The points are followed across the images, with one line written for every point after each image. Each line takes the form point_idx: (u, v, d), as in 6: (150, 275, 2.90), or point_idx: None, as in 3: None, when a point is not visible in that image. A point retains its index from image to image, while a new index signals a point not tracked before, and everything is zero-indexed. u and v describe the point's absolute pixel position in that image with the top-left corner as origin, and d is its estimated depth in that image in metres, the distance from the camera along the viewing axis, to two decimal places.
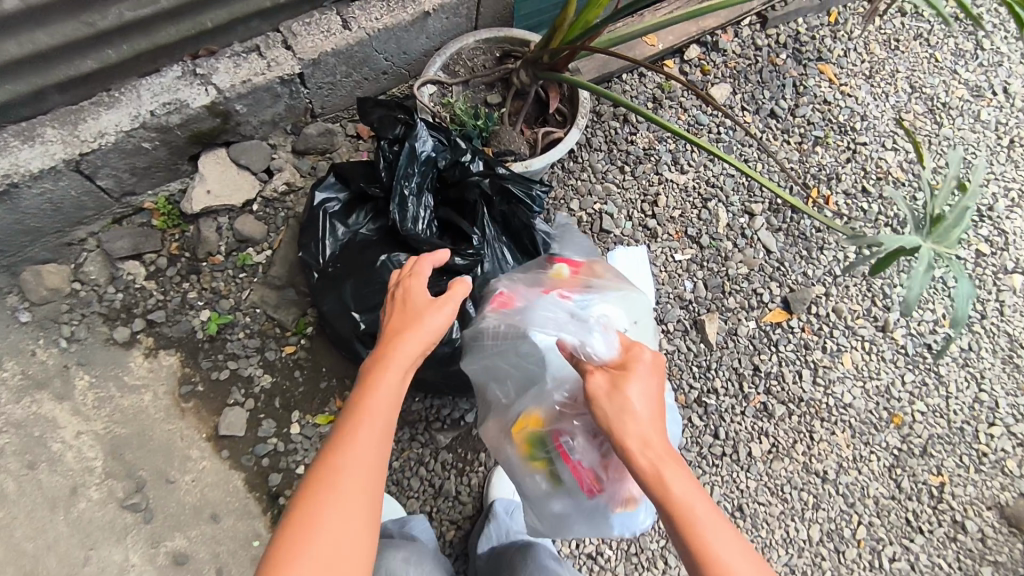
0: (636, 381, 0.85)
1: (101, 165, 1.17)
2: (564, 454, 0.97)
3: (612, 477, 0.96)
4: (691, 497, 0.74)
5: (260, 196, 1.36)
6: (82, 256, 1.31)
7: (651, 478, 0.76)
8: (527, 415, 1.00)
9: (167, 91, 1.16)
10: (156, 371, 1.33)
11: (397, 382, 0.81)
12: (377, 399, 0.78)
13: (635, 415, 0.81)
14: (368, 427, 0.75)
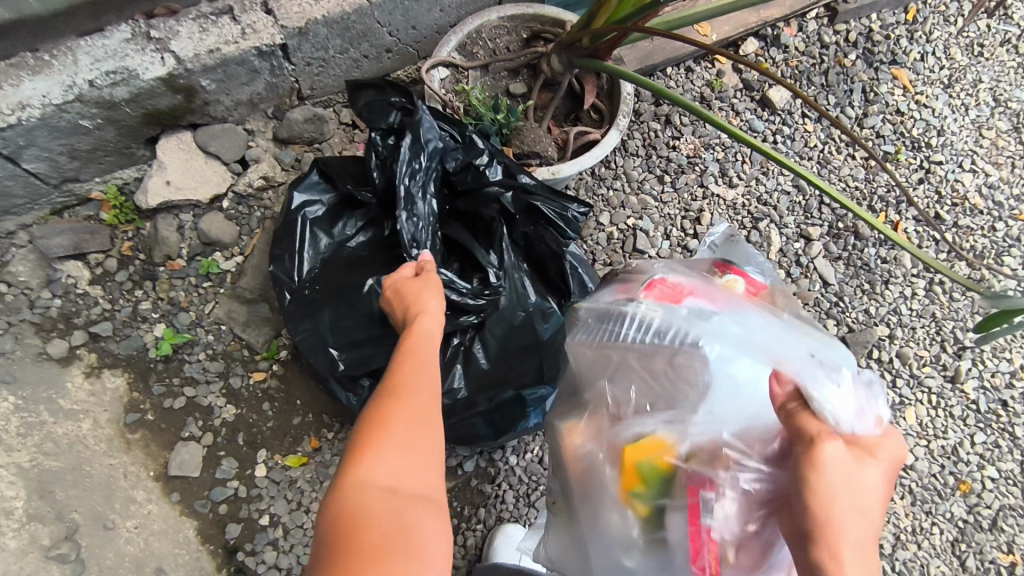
0: (868, 474, 0.61)
1: (27, 144, 0.95)
2: (695, 512, 0.70)
3: (742, 565, 0.70)
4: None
5: (232, 190, 1.14)
6: (13, 253, 1.10)
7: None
8: (662, 438, 0.75)
9: (111, 56, 0.92)
10: (98, 395, 1.11)
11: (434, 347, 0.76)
12: (423, 356, 0.74)
13: (855, 525, 0.59)
14: (418, 381, 0.70)
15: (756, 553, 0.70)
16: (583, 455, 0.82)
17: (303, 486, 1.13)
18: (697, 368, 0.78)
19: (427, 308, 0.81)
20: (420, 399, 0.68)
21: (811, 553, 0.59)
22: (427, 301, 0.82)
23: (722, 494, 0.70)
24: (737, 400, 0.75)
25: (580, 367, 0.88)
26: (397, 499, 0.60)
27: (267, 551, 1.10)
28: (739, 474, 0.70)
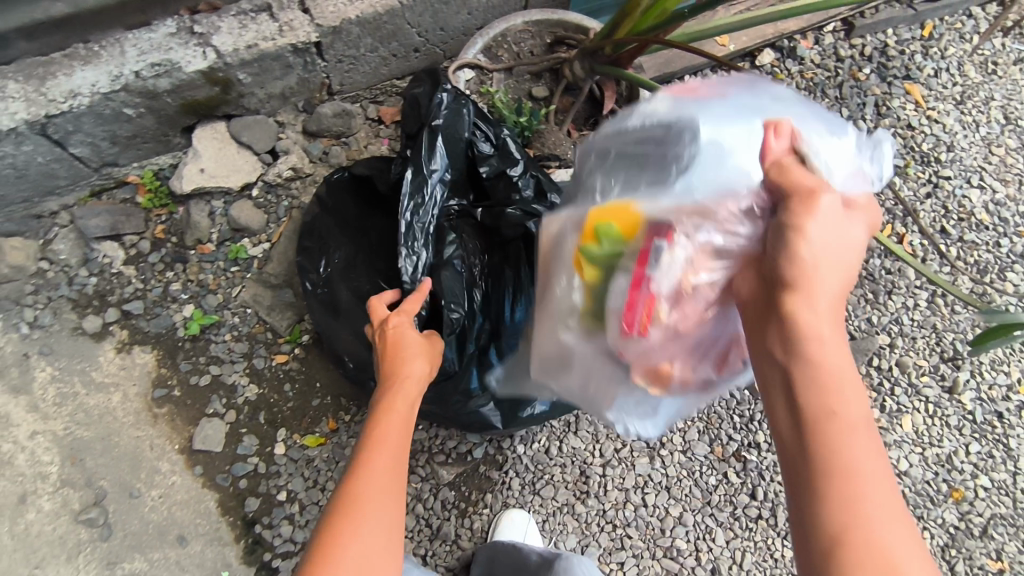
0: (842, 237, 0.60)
1: (73, 130, 1.00)
2: (644, 258, 0.69)
3: (672, 321, 0.70)
4: (868, 458, 0.54)
5: (262, 179, 1.19)
6: (54, 232, 1.16)
7: (826, 407, 0.55)
8: (628, 205, 0.75)
9: (155, 49, 0.97)
10: (127, 369, 1.16)
11: (400, 439, 0.79)
12: (387, 455, 0.75)
13: (826, 290, 0.58)
14: (379, 491, 0.71)
15: (694, 318, 0.71)
16: (554, 236, 0.84)
17: (319, 464, 1.18)
18: (684, 145, 0.76)
19: (399, 387, 0.83)
20: (379, 510, 0.70)
21: (778, 319, 0.59)
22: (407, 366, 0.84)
23: (675, 243, 0.68)
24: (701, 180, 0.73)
25: (581, 169, 0.90)
26: None
27: (284, 525, 1.16)
28: (697, 226, 0.69)
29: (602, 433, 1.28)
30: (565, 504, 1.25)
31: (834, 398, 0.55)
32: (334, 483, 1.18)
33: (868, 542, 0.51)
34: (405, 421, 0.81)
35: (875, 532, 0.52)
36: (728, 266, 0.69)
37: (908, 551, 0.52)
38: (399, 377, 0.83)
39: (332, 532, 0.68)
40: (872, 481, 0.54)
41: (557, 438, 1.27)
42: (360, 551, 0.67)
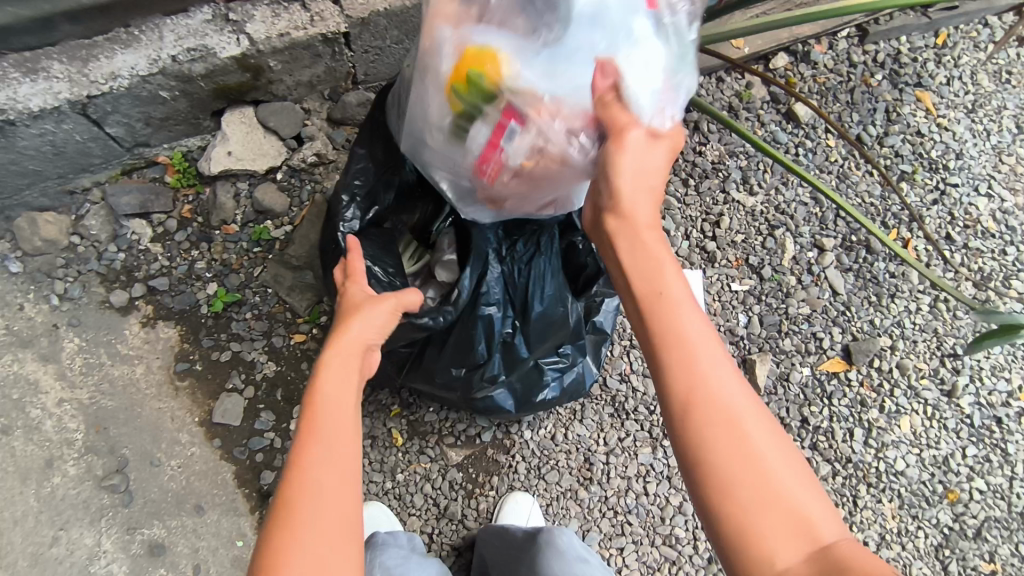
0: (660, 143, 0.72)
1: (111, 110, 1.05)
2: (499, 132, 0.77)
3: (507, 186, 0.83)
4: (701, 328, 0.62)
5: (287, 164, 1.23)
6: (86, 207, 1.20)
7: (660, 291, 0.64)
8: (497, 49, 0.75)
9: (192, 35, 1.02)
10: (151, 343, 1.20)
11: (347, 417, 0.66)
12: (327, 435, 0.64)
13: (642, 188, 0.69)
14: (324, 484, 0.61)
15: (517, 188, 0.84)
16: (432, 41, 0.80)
17: None
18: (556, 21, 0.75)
19: (347, 341, 0.73)
20: (327, 508, 0.60)
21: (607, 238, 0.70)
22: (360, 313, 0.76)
23: (525, 129, 0.76)
24: (579, 52, 0.74)
25: None
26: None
27: None
28: (541, 126, 0.76)
29: (607, 422, 1.31)
30: (569, 489, 1.28)
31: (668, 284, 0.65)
32: None
33: (713, 398, 0.59)
34: (349, 389, 0.69)
35: (714, 388, 0.59)
36: (561, 165, 0.79)
37: (750, 403, 0.59)
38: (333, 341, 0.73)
39: (274, 523, 0.59)
40: (704, 348, 0.62)
41: (563, 425, 1.30)
42: (308, 543, 0.57)
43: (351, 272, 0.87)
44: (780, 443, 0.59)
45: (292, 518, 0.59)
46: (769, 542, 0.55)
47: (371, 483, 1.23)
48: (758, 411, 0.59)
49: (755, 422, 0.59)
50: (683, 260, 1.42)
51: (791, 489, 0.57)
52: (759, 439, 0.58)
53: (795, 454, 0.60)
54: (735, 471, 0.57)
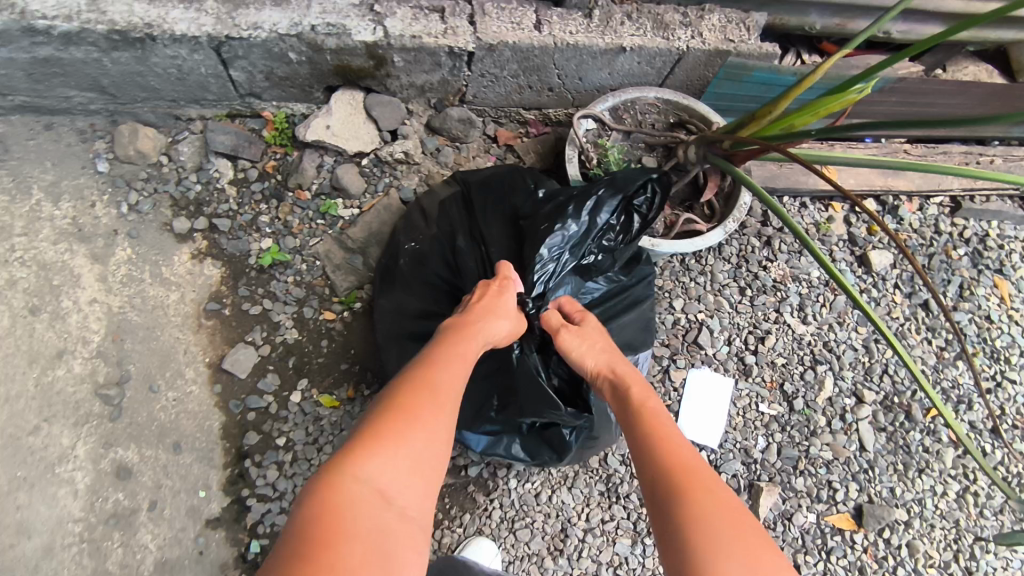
0: (591, 345, 0.94)
1: (241, 55, 1.11)
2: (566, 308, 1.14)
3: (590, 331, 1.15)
4: (673, 439, 0.79)
5: (375, 153, 1.29)
6: (184, 135, 1.27)
7: (642, 407, 0.86)
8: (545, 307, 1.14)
9: (337, 13, 1.09)
10: (193, 277, 1.24)
11: (469, 353, 0.86)
12: (463, 359, 0.84)
13: (589, 362, 0.93)
14: (450, 384, 0.79)
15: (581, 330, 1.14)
16: None
17: (325, 425, 1.22)
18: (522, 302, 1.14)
19: (497, 295, 0.94)
20: (449, 402, 0.77)
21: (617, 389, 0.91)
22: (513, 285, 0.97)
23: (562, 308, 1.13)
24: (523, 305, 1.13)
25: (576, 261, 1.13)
26: (433, 440, 0.73)
27: (271, 469, 1.19)
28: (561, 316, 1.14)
29: (595, 498, 1.26)
30: (535, 554, 1.23)
31: (690, 467, 0.74)
32: (332, 448, 1.21)
33: (699, 490, 0.71)
34: (476, 356, 0.87)
35: (703, 476, 0.73)
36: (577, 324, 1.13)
37: (711, 482, 0.73)
38: (488, 304, 0.93)
39: (416, 386, 0.77)
40: (685, 450, 0.78)
41: (550, 487, 1.26)
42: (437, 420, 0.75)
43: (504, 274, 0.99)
44: (742, 525, 0.68)
45: (430, 389, 0.77)
46: None
47: None
48: (716, 491, 0.71)
49: (727, 506, 0.70)
50: (717, 364, 1.38)
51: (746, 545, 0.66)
52: (716, 516, 0.68)
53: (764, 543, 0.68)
54: (703, 525, 0.68)
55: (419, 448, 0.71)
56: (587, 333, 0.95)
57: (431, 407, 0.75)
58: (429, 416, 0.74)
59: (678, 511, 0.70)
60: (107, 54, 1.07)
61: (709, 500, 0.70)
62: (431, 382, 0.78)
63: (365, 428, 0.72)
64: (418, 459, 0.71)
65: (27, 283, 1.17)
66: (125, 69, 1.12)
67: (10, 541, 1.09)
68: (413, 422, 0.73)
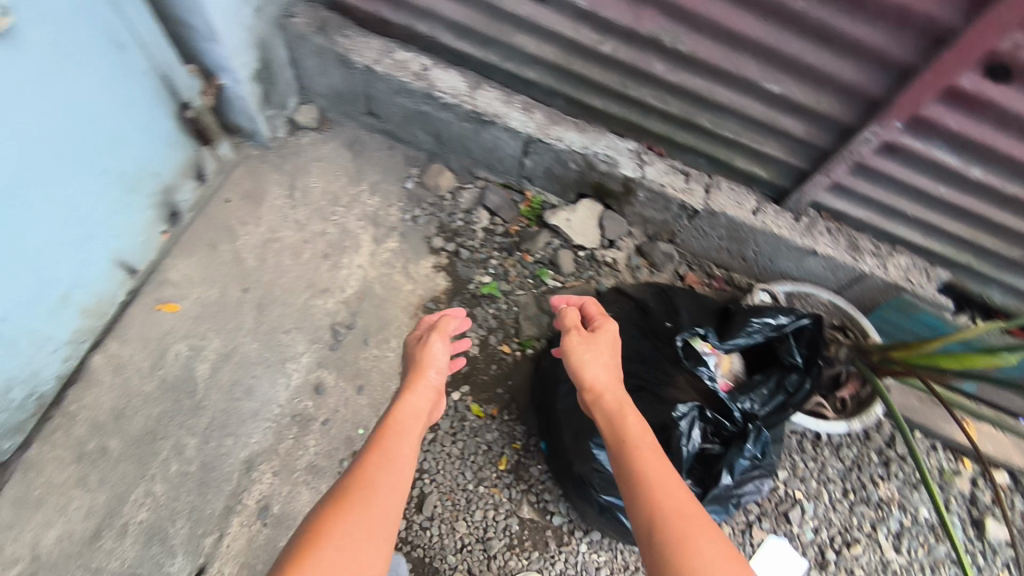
0: (602, 351, 1.12)
1: (538, 153, 1.55)
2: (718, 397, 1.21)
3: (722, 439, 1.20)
4: (644, 455, 0.94)
5: (591, 251, 1.65)
6: (468, 185, 1.73)
7: (615, 428, 1.01)
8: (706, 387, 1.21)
9: (616, 150, 1.49)
10: (429, 280, 1.65)
11: (404, 440, 1.05)
12: (394, 448, 1.02)
13: (597, 377, 1.08)
14: (377, 477, 0.96)
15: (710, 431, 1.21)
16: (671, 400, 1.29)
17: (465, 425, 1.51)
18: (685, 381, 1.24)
19: (422, 378, 1.16)
20: (380, 493, 0.94)
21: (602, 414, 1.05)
22: (430, 356, 1.19)
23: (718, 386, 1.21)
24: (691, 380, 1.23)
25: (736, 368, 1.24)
26: (370, 521, 0.90)
27: None
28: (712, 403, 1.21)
29: None
30: None
31: (655, 476, 0.90)
32: (462, 444, 1.49)
33: (672, 510, 0.84)
34: (413, 432, 1.07)
35: (666, 482, 0.89)
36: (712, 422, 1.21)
37: (670, 486, 0.88)
38: (417, 388, 1.15)
39: (349, 488, 0.94)
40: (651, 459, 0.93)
41: (611, 568, 1.44)
42: (373, 502, 0.92)
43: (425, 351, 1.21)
44: (701, 521, 0.83)
45: (361, 488, 0.94)
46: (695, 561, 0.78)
47: (458, 473, 1.47)
48: (675, 493, 0.87)
49: (686, 505, 0.85)
50: (798, 543, 1.48)
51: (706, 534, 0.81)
52: (678, 512, 0.84)
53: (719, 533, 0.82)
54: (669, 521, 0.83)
55: (355, 533, 0.87)
56: (595, 344, 1.12)
57: (364, 501, 0.92)
58: (363, 508, 0.91)
59: (651, 513, 0.85)
60: (459, 122, 1.56)
61: (672, 502, 0.85)
62: (364, 480, 0.95)
63: (304, 539, 0.86)
64: (355, 539, 0.87)
65: (330, 236, 1.65)
66: (462, 134, 1.61)
67: (237, 397, 1.49)
68: (344, 517, 0.89)
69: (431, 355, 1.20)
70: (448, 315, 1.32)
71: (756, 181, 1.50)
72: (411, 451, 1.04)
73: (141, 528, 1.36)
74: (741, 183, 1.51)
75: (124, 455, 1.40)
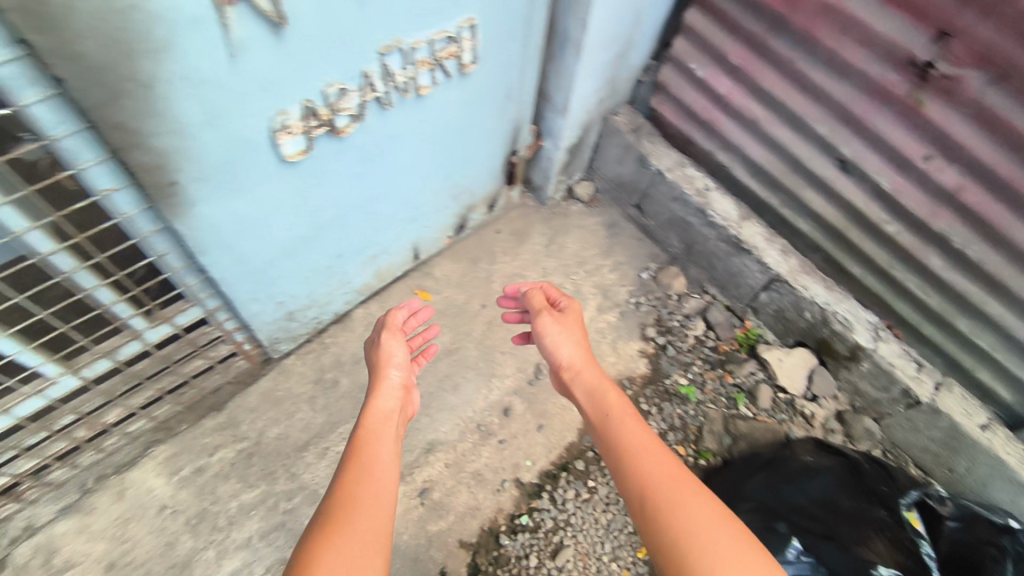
0: (574, 338, 1.25)
1: (778, 292, 1.67)
2: None
3: None
4: (638, 448, 1.00)
5: (792, 396, 1.69)
6: (695, 294, 1.88)
7: (608, 424, 1.07)
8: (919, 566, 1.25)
9: (857, 317, 1.57)
10: (631, 360, 1.78)
11: (381, 442, 1.04)
12: (364, 460, 0.99)
13: (571, 357, 1.21)
14: (359, 487, 0.93)
15: None
16: None
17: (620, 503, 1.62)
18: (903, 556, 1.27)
19: (383, 384, 1.18)
20: (368, 502, 0.90)
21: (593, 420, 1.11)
22: (389, 360, 1.22)
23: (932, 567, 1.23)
24: None
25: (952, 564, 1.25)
26: (365, 522, 0.87)
27: (572, 492, 1.63)
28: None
29: None
30: None
31: (649, 454, 0.98)
32: (611, 518, 1.60)
33: (670, 491, 0.91)
34: (388, 432, 1.08)
35: (656, 464, 0.96)
36: None
37: (658, 463, 0.96)
38: (381, 392, 1.16)
39: (336, 506, 0.89)
40: (638, 448, 1.00)
41: None
42: (366, 505, 0.89)
43: (387, 351, 1.23)
44: (694, 495, 0.90)
45: (349, 503, 0.89)
46: (706, 534, 0.85)
47: (598, 540, 1.57)
48: (665, 466, 0.96)
49: (679, 483, 0.92)
50: None
51: (699, 506, 0.88)
52: (676, 493, 0.91)
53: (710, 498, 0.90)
54: (668, 503, 0.90)
55: (354, 535, 0.84)
56: (561, 328, 1.26)
57: (355, 511, 0.88)
58: (357, 514, 0.87)
59: (656, 496, 0.91)
60: (716, 240, 1.73)
61: (662, 480, 0.93)
62: (353, 492, 0.91)
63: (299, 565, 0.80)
64: (361, 540, 0.84)
65: (563, 291, 1.86)
66: (712, 251, 1.78)
67: (445, 387, 1.72)
68: (341, 527, 0.85)
69: (389, 356, 1.23)
70: (402, 308, 1.32)
71: (993, 400, 1.48)
72: (388, 454, 1.03)
73: (336, 457, 1.59)
74: (977, 395, 1.50)
75: (347, 393, 1.67)
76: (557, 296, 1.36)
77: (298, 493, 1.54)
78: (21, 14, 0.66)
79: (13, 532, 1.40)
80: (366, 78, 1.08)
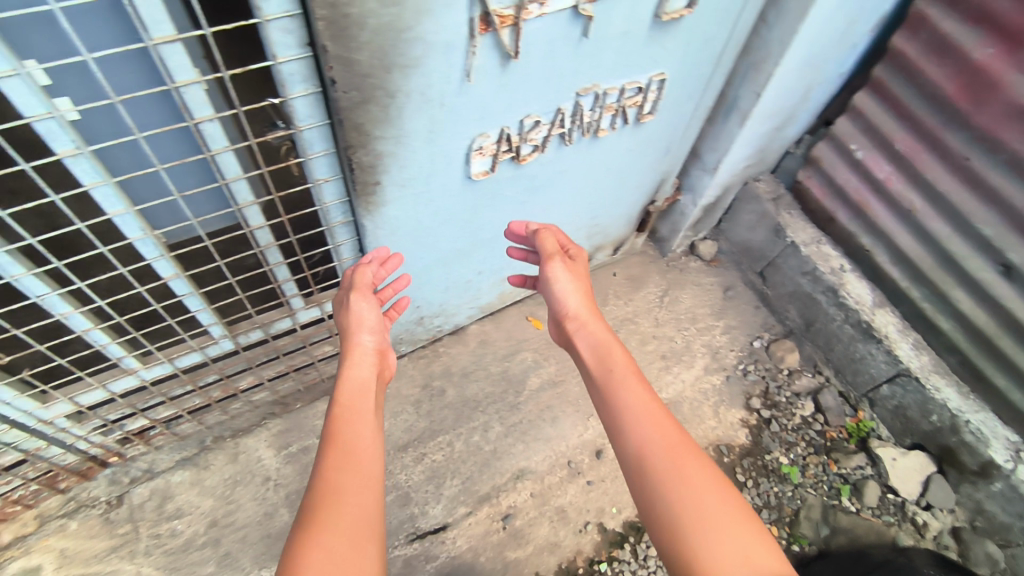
0: (578, 284, 1.12)
1: (905, 388, 1.60)
2: None
3: None
4: (636, 412, 0.91)
5: (903, 500, 1.61)
6: (806, 373, 1.82)
7: (608, 383, 0.97)
8: None
9: (993, 432, 1.49)
10: (731, 428, 1.73)
11: (364, 414, 0.94)
12: (341, 439, 0.88)
13: (573, 306, 1.09)
14: (339, 477, 0.82)
15: None
16: None
17: None
18: None
19: (357, 343, 1.05)
20: (353, 493, 0.81)
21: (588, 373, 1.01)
22: (359, 317, 1.06)
23: None
24: None
25: None
26: (352, 518, 0.78)
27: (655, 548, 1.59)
28: None
29: None
30: None
31: (653, 421, 0.90)
32: None
33: (673, 469, 0.84)
34: (369, 400, 0.98)
35: (658, 433, 0.88)
36: None
37: (660, 430, 0.88)
38: (355, 352, 1.04)
39: (315, 500, 0.80)
40: (636, 413, 0.91)
41: None
42: (354, 501, 0.80)
43: (359, 300, 1.08)
44: (697, 471, 0.83)
45: (334, 497, 0.80)
46: (712, 524, 0.78)
47: None
48: (668, 435, 0.88)
49: (684, 458, 0.85)
50: None
51: (703, 485, 0.82)
52: (680, 473, 0.83)
53: (712, 475, 0.84)
54: (673, 483, 0.82)
55: (345, 532, 0.76)
56: (563, 274, 1.12)
57: (340, 508, 0.79)
58: (344, 512, 0.78)
59: (660, 477, 0.83)
60: (843, 323, 1.69)
61: (664, 454, 0.85)
62: (335, 481, 0.82)
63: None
64: (356, 538, 0.76)
65: (673, 345, 1.84)
66: (835, 333, 1.73)
67: (544, 417, 1.74)
68: (330, 527, 0.76)
69: (357, 313, 1.07)
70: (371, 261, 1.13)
71: None
72: (370, 425, 0.93)
73: (432, 464, 1.63)
74: None
75: (452, 404, 1.72)
76: (567, 243, 1.20)
77: (390, 492, 1.57)
78: (328, 23, 0.75)
79: (135, 472, 1.50)
80: (559, 114, 1.13)
